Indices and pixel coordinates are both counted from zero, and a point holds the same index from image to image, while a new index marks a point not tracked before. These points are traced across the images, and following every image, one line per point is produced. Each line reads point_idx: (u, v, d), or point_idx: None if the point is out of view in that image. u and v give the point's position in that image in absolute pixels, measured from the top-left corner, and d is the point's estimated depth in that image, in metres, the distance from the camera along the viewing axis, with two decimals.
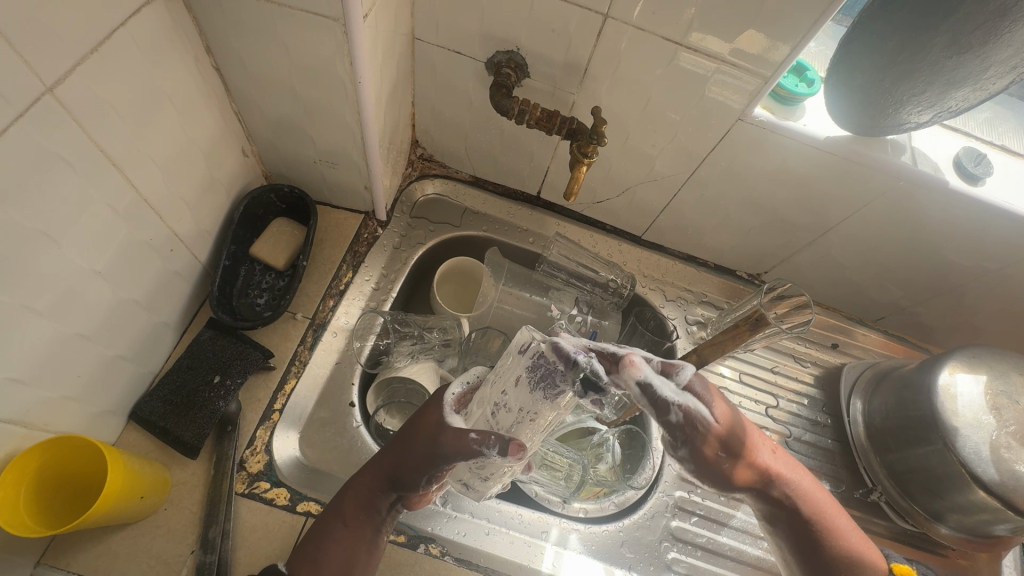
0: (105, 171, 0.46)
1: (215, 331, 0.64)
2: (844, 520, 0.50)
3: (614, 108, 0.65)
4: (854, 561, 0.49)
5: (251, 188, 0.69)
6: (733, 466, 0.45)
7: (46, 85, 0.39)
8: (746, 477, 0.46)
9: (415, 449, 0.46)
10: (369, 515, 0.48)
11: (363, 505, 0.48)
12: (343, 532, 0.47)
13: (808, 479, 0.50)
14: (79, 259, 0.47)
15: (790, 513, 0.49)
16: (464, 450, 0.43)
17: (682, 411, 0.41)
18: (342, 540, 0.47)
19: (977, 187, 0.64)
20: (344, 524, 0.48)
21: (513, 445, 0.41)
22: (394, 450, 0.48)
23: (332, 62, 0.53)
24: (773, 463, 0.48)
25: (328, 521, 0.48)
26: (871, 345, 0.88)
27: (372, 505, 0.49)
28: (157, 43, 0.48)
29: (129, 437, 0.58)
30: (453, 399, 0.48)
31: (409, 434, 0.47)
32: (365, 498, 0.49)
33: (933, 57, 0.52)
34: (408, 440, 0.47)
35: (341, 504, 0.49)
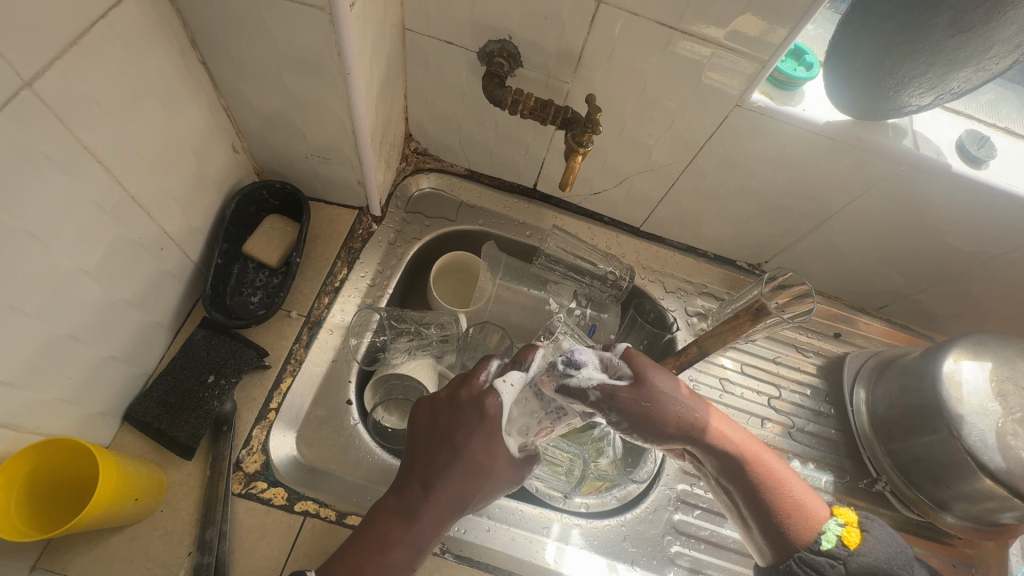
0: (90, 168, 0.46)
1: (209, 330, 0.63)
2: (783, 467, 0.54)
3: (609, 96, 0.64)
4: (795, 504, 0.51)
5: (242, 185, 0.68)
6: (653, 410, 0.51)
7: (24, 80, 0.38)
8: (672, 425, 0.52)
9: (499, 473, 0.49)
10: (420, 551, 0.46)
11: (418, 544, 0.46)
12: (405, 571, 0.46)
13: (738, 431, 0.54)
14: (66, 259, 0.46)
15: (729, 463, 0.53)
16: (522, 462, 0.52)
17: (599, 389, 0.50)
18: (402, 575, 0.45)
19: (979, 170, 0.62)
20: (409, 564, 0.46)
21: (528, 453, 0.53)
22: (473, 484, 0.48)
23: (321, 53, 0.52)
24: (697, 413, 0.53)
25: (382, 550, 0.45)
26: (874, 333, 0.87)
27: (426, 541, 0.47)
28: (141, 35, 0.47)
29: (124, 439, 0.57)
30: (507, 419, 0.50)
31: (494, 468, 0.49)
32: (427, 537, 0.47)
33: (934, 37, 0.50)
34: (487, 470, 0.48)
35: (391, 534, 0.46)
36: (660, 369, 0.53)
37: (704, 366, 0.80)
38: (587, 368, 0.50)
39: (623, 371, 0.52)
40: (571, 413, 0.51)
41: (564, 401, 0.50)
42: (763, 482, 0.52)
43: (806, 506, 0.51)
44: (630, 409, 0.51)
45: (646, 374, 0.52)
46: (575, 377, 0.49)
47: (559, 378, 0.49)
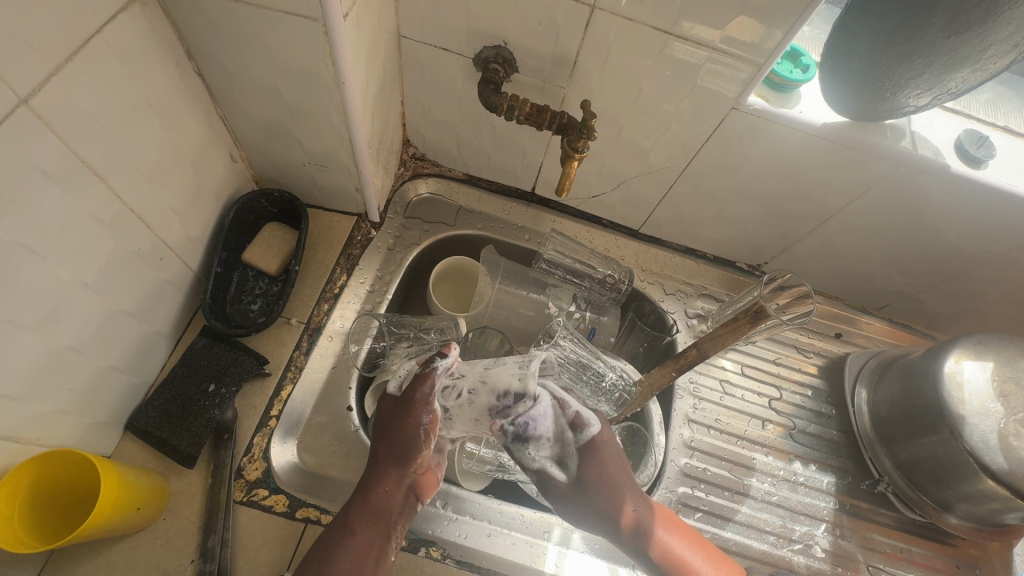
0: (88, 182, 0.46)
1: (210, 339, 0.63)
2: (705, 567, 0.56)
3: (605, 101, 0.64)
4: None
5: (241, 193, 0.68)
6: (596, 492, 0.53)
7: (20, 97, 0.38)
8: (604, 512, 0.54)
9: (395, 423, 0.55)
10: (375, 523, 0.51)
11: (373, 517, 0.51)
12: (355, 542, 0.50)
13: (662, 524, 0.57)
14: (66, 272, 0.46)
15: (654, 559, 0.56)
16: (409, 398, 0.54)
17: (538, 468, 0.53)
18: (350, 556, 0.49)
19: (979, 170, 0.62)
20: (354, 532, 0.50)
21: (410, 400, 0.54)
22: (388, 442, 0.54)
23: (315, 63, 0.52)
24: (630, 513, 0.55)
25: (331, 539, 0.50)
26: (876, 333, 0.86)
27: (382, 512, 0.52)
28: (136, 49, 0.47)
29: (126, 448, 0.58)
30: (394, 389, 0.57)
31: (393, 420, 0.55)
32: (378, 504, 0.52)
33: (930, 39, 0.50)
34: (387, 420, 0.55)
35: (348, 516, 0.52)
36: (615, 445, 0.56)
37: (704, 368, 0.80)
38: (537, 443, 0.50)
39: (571, 459, 0.53)
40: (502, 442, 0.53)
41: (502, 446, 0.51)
42: None
43: None
44: (574, 485, 0.53)
45: (602, 445, 0.54)
46: (520, 448, 0.50)
47: (507, 438, 0.49)
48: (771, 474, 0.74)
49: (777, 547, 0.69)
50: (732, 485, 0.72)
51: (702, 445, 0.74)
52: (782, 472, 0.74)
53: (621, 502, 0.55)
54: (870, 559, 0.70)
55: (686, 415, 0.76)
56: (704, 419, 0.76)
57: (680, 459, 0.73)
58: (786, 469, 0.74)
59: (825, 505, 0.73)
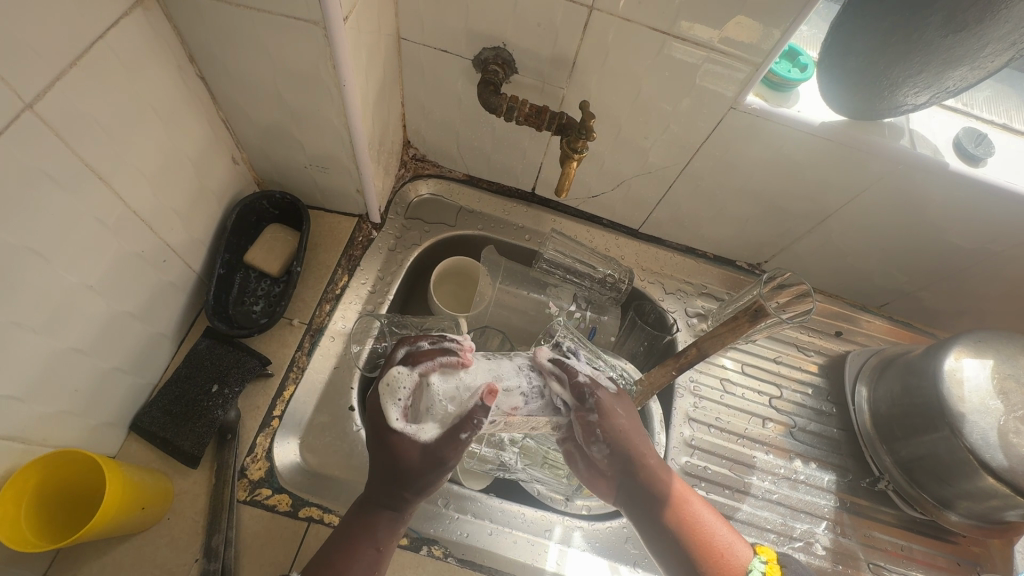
0: (92, 185, 0.46)
1: (213, 340, 0.64)
2: (711, 515, 0.55)
3: (604, 102, 0.64)
4: (726, 556, 0.52)
5: (243, 195, 0.69)
6: (622, 434, 0.55)
7: (25, 102, 0.39)
8: (625, 455, 0.55)
9: (417, 471, 0.47)
10: (393, 527, 0.49)
11: (391, 528, 0.49)
12: (373, 555, 0.48)
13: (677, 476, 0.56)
14: (70, 274, 0.47)
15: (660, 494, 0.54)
16: (438, 458, 0.47)
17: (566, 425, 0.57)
18: (371, 563, 0.47)
19: (977, 168, 0.62)
20: (377, 548, 0.48)
21: (456, 444, 0.48)
22: (391, 480, 0.48)
23: (316, 66, 0.52)
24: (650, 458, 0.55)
25: (343, 545, 0.47)
26: (876, 332, 0.86)
27: (399, 518, 0.49)
28: (139, 53, 0.47)
29: (131, 448, 0.58)
30: (398, 421, 0.48)
31: (414, 466, 0.47)
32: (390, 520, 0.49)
33: (928, 37, 0.50)
34: (390, 465, 0.48)
35: (373, 529, 0.48)
36: (636, 411, 0.58)
37: (705, 367, 0.80)
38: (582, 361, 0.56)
39: (607, 384, 0.58)
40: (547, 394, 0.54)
41: (553, 374, 0.54)
42: (688, 524, 0.53)
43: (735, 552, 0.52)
44: (608, 417, 0.54)
45: (612, 410, 0.55)
46: (571, 359, 0.55)
47: (557, 353, 0.56)
48: (772, 472, 0.74)
49: (777, 544, 0.69)
50: (733, 483, 0.72)
51: (703, 444, 0.74)
52: (783, 470, 0.74)
53: (641, 447, 0.55)
54: (871, 556, 0.70)
55: (687, 413, 0.76)
56: (705, 417, 0.76)
57: (681, 457, 0.73)
58: (786, 467, 0.75)
59: (826, 503, 0.73)
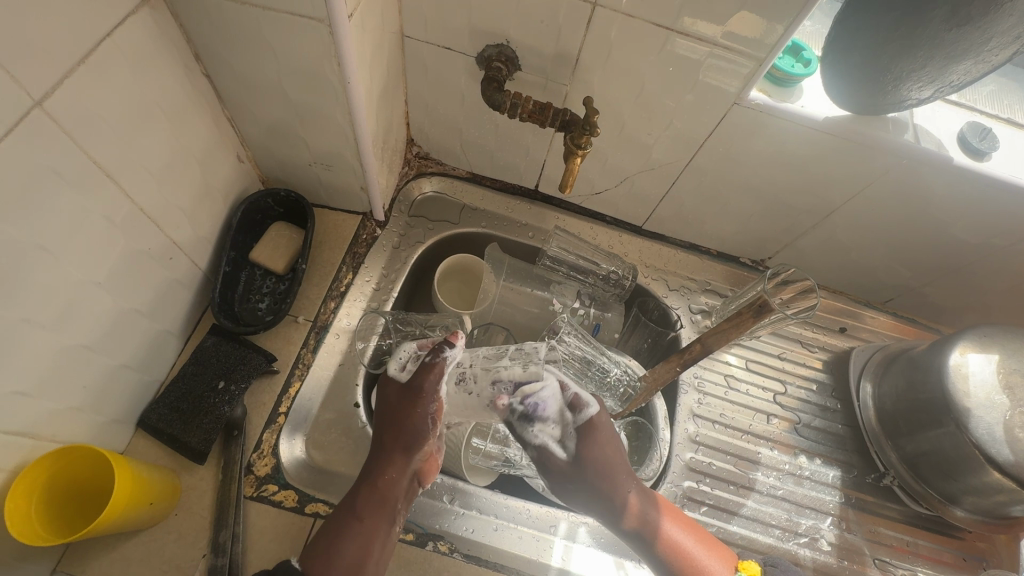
0: (99, 182, 0.47)
1: (219, 337, 0.64)
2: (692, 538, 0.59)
3: (608, 98, 0.64)
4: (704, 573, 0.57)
5: (248, 193, 0.69)
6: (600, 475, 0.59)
7: (33, 99, 0.39)
8: (607, 497, 0.59)
9: (403, 411, 0.57)
10: (382, 509, 0.54)
11: (379, 497, 0.54)
12: (359, 528, 0.52)
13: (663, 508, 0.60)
14: (78, 271, 0.47)
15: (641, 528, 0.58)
16: (414, 388, 0.58)
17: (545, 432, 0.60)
18: (355, 534, 0.51)
19: (982, 162, 0.62)
20: (359, 519, 0.53)
21: (424, 370, 0.58)
22: (393, 428, 0.57)
23: (321, 63, 0.52)
24: (632, 498, 0.59)
25: (334, 527, 0.52)
26: (881, 327, 0.86)
27: (388, 498, 0.55)
28: (146, 51, 0.48)
29: (138, 445, 0.58)
30: (396, 370, 0.61)
31: (399, 406, 0.58)
32: (379, 495, 0.54)
33: (932, 31, 0.50)
34: (396, 406, 0.58)
35: (354, 501, 0.54)
36: (615, 443, 0.61)
37: (709, 364, 0.80)
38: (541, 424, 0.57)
39: (570, 439, 0.60)
40: (503, 421, 0.59)
41: (505, 418, 0.57)
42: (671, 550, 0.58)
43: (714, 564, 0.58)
44: (584, 465, 0.59)
45: (588, 444, 0.60)
46: (524, 423, 0.56)
47: (513, 413, 0.55)
48: (777, 468, 0.74)
49: (782, 540, 0.69)
50: (738, 479, 0.72)
51: (707, 440, 0.74)
52: (788, 466, 0.74)
53: (616, 483, 0.59)
54: (877, 551, 0.70)
55: (691, 409, 0.76)
56: (709, 413, 0.76)
57: (685, 453, 0.73)
58: (791, 463, 0.74)
59: (832, 498, 0.73)
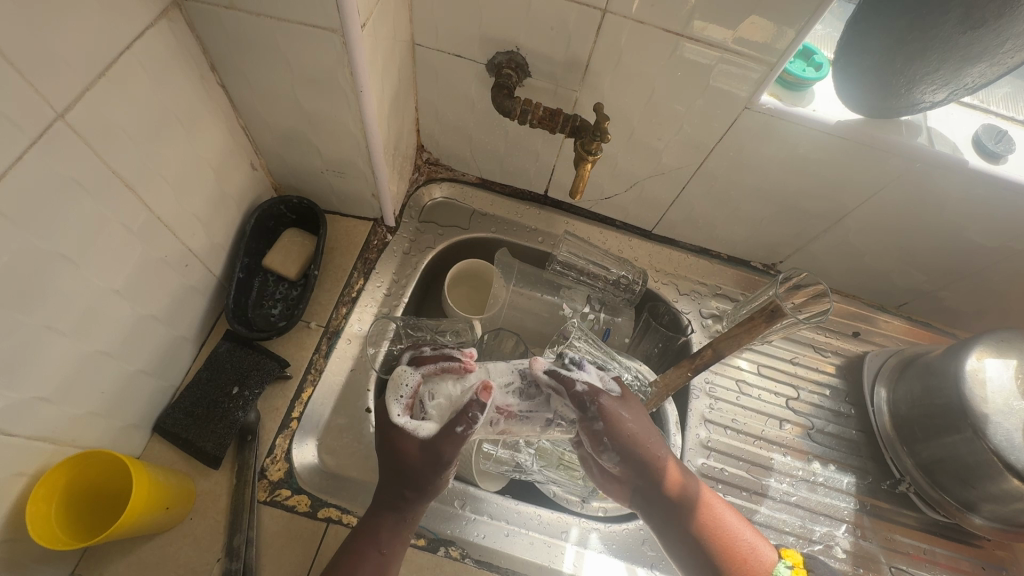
0: (118, 192, 0.48)
1: (233, 343, 0.65)
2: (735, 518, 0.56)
3: (617, 103, 0.64)
4: (745, 556, 0.53)
5: (262, 201, 0.70)
6: (633, 438, 0.53)
7: (57, 111, 0.40)
8: (640, 459, 0.54)
9: (419, 471, 0.50)
10: (400, 537, 0.52)
11: (394, 529, 0.51)
12: (382, 559, 0.50)
13: (700, 480, 0.57)
14: (97, 279, 0.48)
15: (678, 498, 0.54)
16: (438, 457, 0.50)
17: (587, 386, 0.52)
18: (376, 567, 0.50)
19: (998, 165, 0.61)
20: (381, 551, 0.50)
21: (451, 436, 0.50)
22: (405, 481, 0.51)
23: (333, 72, 0.53)
24: (668, 465, 0.55)
25: (349, 562, 0.49)
26: (894, 332, 0.85)
27: (405, 527, 0.52)
28: (164, 63, 0.49)
29: (154, 449, 0.59)
30: (401, 416, 0.52)
31: (411, 465, 0.50)
32: (397, 525, 0.52)
33: (946, 33, 0.50)
34: (407, 470, 0.50)
35: (375, 538, 0.51)
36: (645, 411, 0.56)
37: (720, 369, 0.79)
38: (586, 375, 0.53)
39: (612, 386, 0.55)
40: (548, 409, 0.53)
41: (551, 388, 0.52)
42: (711, 528, 0.54)
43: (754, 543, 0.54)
44: (614, 424, 0.53)
45: (618, 415, 0.53)
46: (572, 369, 0.53)
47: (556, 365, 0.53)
48: (790, 474, 0.73)
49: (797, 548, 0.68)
50: (750, 485, 0.71)
51: (719, 446, 0.74)
52: (801, 472, 0.73)
53: (657, 452, 0.54)
54: (892, 560, 0.69)
55: (703, 415, 0.76)
56: (721, 419, 0.76)
57: (697, 459, 0.72)
58: (805, 468, 0.74)
59: (846, 505, 0.72)
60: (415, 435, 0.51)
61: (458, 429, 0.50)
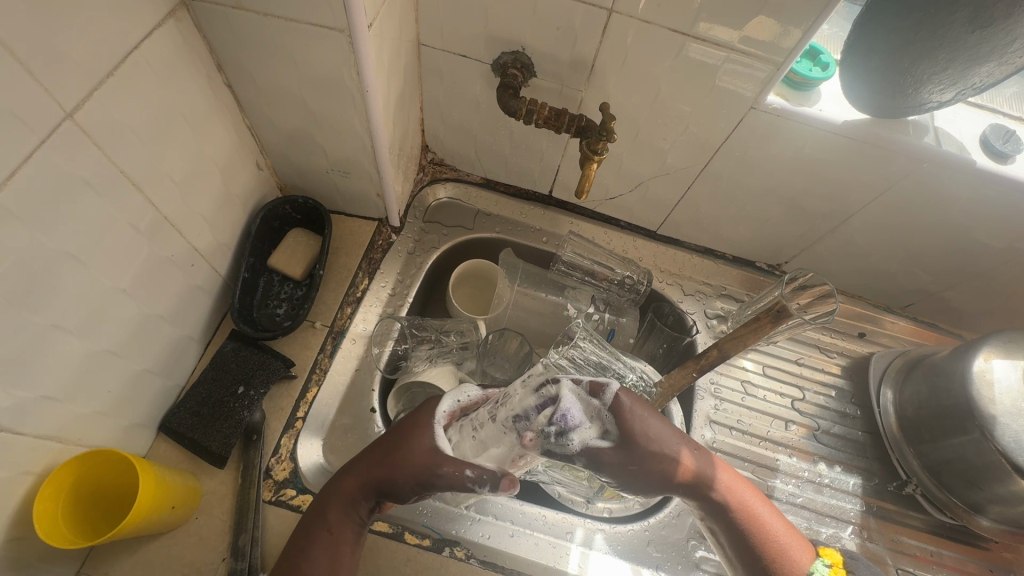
0: (125, 191, 0.48)
1: (238, 342, 0.65)
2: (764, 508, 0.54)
3: (623, 102, 0.64)
4: (775, 546, 0.52)
5: (267, 201, 0.70)
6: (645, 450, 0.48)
7: (66, 111, 0.40)
8: (655, 467, 0.49)
9: (404, 470, 0.46)
10: (353, 523, 0.49)
11: (344, 509, 0.49)
12: (328, 539, 0.48)
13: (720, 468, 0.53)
14: (104, 278, 0.48)
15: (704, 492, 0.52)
16: (433, 476, 0.45)
17: (585, 454, 0.45)
18: (325, 550, 0.47)
19: (1005, 165, 0.61)
20: (329, 530, 0.48)
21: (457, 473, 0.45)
22: (382, 472, 0.48)
23: (339, 71, 0.53)
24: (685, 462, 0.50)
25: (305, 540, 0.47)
26: (900, 333, 0.85)
27: (354, 514, 0.49)
28: (171, 63, 0.49)
29: (160, 449, 0.59)
30: (443, 416, 0.49)
31: (402, 463, 0.47)
32: (349, 505, 0.49)
33: (954, 32, 0.49)
34: (395, 464, 0.47)
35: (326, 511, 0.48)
36: (648, 414, 0.49)
37: (725, 369, 0.79)
38: (579, 433, 0.44)
39: (611, 426, 0.46)
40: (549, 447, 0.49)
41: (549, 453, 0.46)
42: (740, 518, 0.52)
43: (782, 534, 0.53)
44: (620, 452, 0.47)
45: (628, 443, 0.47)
46: (563, 445, 0.44)
47: (544, 440, 0.44)
48: (795, 476, 0.73)
49: None
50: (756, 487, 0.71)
51: (725, 447, 0.73)
52: (807, 473, 0.73)
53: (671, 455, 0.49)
54: (899, 562, 0.69)
55: (708, 415, 0.75)
56: (726, 420, 0.75)
57: None
58: (810, 470, 0.74)
59: (852, 507, 0.72)
60: (432, 443, 0.46)
61: (467, 474, 0.45)
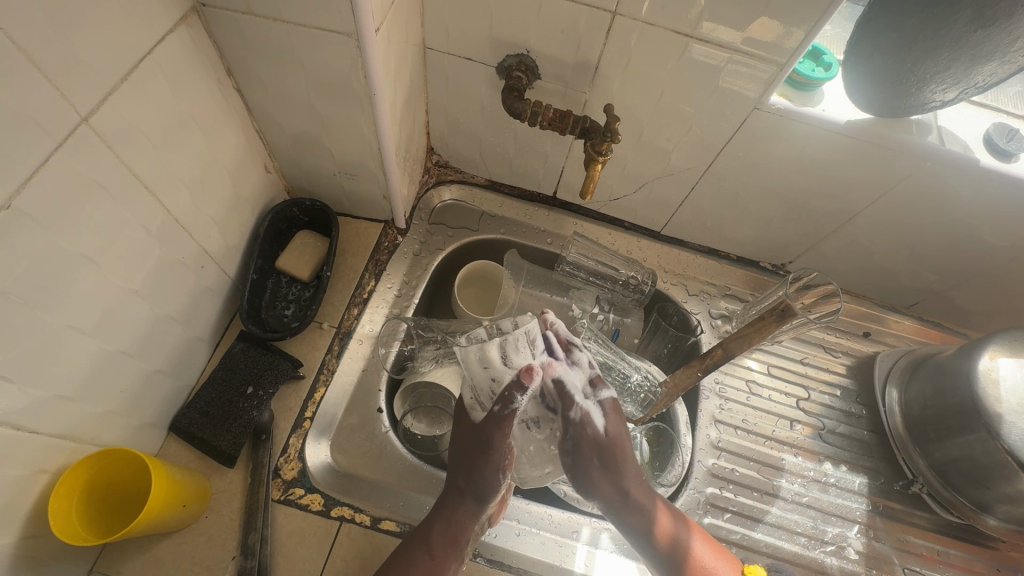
0: (138, 194, 0.48)
1: (246, 343, 0.66)
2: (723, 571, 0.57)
3: (626, 104, 0.65)
4: None
5: (275, 203, 0.71)
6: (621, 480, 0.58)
7: (80, 115, 0.41)
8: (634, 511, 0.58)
9: (475, 456, 0.55)
10: (453, 547, 0.54)
11: (446, 537, 0.54)
12: (430, 565, 0.52)
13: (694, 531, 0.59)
14: (117, 280, 0.49)
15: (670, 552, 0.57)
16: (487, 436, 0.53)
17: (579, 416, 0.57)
18: (427, 569, 0.52)
19: (1010, 163, 0.61)
20: (431, 556, 0.52)
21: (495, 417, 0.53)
22: (465, 472, 0.56)
23: (347, 75, 0.54)
24: (661, 518, 0.58)
25: (402, 555, 0.53)
26: (905, 332, 0.85)
27: (458, 537, 0.54)
28: (181, 68, 0.50)
29: (170, 449, 0.60)
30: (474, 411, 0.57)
31: (471, 447, 0.55)
32: (451, 532, 0.54)
33: (957, 32, 0.50)
34: (465, 450, 0.56)
35: (427, 534, 0.54)
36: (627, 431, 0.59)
37: (730, 369, 0.79)
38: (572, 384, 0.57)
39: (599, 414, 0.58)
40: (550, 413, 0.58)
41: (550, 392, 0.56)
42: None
43: None
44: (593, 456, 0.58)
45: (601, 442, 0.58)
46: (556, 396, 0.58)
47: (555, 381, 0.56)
48: (801, 475, 0.73)
49: (808, 548, 0.68)
50: (762, 486, 0.71)
51: (730, 446, 0.74)
52: (813, 473, 0.73)
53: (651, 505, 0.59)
54: (906, 561, 0.69)
55: (713, 415, 0.76)
56: (731, 419, 0.76)
57: (708, 459, 0.72)
58: (816, 469, 0.74)
59: (858, 506, 0.72)
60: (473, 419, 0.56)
61: (496, 408, 0.53)
